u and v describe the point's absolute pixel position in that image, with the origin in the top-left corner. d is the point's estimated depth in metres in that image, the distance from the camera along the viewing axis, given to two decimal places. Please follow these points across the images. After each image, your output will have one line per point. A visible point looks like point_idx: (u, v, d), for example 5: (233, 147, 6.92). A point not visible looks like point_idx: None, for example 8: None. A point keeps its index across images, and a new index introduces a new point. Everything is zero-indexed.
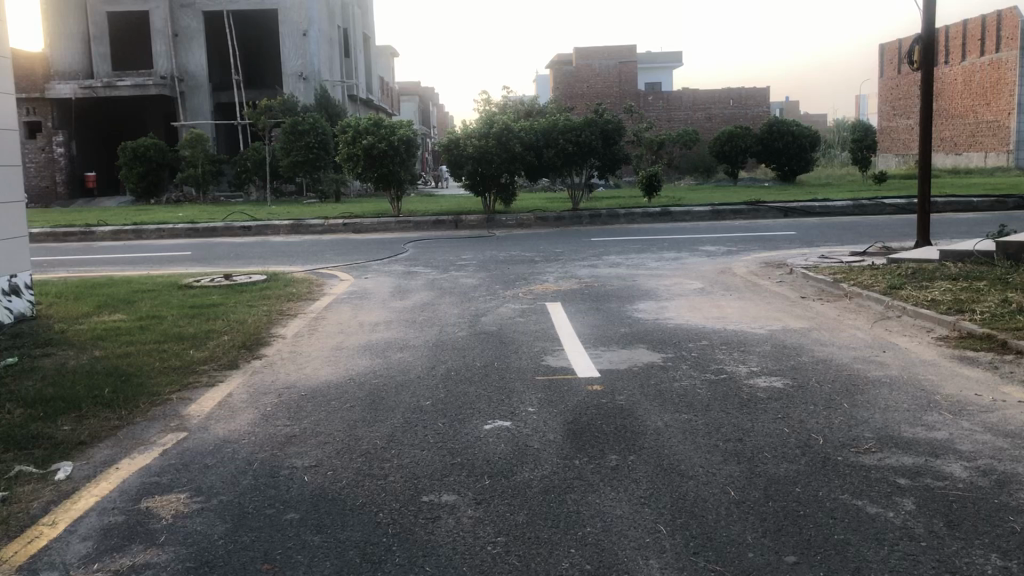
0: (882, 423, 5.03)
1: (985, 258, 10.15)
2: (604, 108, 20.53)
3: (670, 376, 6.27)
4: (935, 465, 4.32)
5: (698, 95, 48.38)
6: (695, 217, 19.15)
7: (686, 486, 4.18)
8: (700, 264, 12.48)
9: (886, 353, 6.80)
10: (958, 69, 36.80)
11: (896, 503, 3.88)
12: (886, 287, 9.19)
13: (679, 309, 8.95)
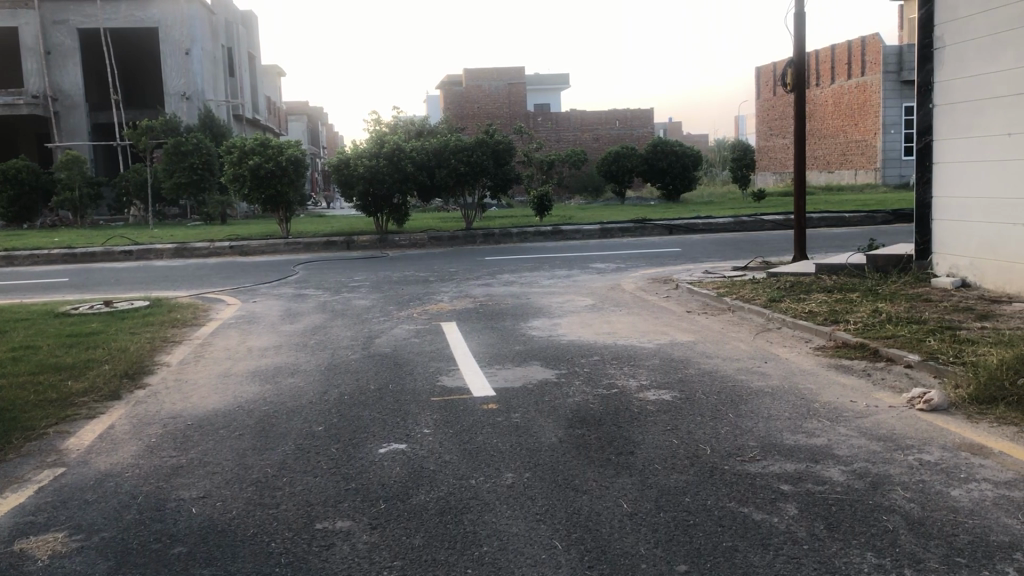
0: (765, 431, 5.22)
1: (856, 271, 10.70)
2: (493, 128, 20.74)
3: (564, 393, 6.34)
4: (815, 471, 4.51)
5: (585, 115, 49.25)
6: (585, 235, 19.49)
7: (581, 500, 4.24)
8: (591, 281, 12.70)
9: (768, 363, 7.06)
10: (828, 91, 38.58)
11: (780, 509, 4.03)
12: (766, 300, 9.56)
13: (571, 326, 9.07)
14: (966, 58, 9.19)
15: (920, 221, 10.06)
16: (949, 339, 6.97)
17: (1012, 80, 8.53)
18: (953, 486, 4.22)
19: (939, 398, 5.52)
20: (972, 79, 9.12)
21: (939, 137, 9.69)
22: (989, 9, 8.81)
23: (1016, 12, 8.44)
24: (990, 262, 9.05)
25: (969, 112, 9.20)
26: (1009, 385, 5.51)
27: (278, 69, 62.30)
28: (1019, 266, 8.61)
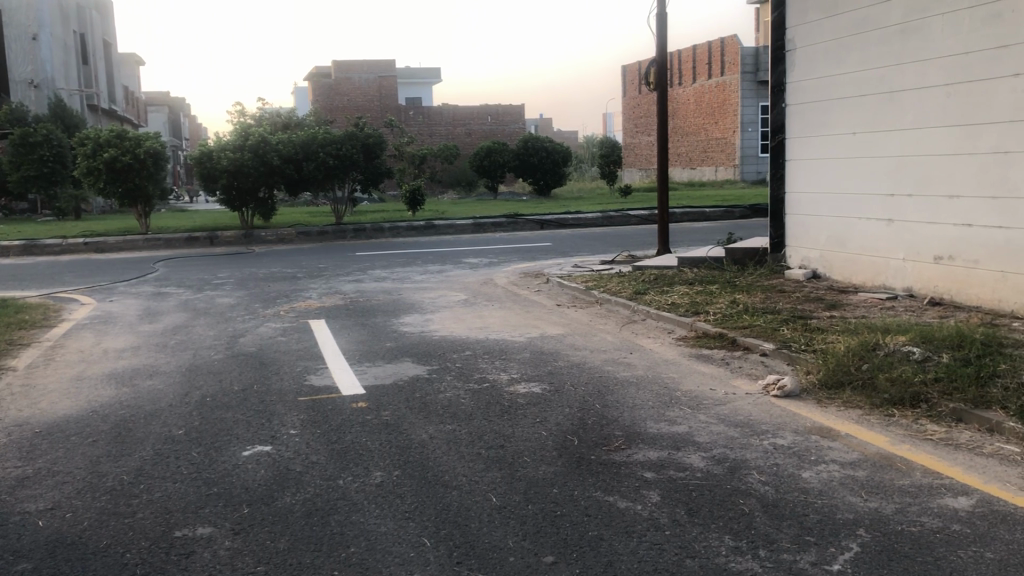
0: (630, 420, 5.35)
1: (716, 264, 11.14)
2: (363, 121, 20.48)
3: (434, 389, 6.32)
4: (677, 458, 4.65)
5: (457, 111, 49.08)
6: (458, 230, 19.48)
7: (450, 496, 4.23)
8: (463, 276, 12.70)
9: (633, 354, 7.24)
10: (690, 90, 39.85)
11: (643, 496, 4.14)
12: (632, 293, 9.80)
13: (443, 322, 9.04)
14: (815, 60, 9.66)
15: (774, 215, 10.52)
16: (801, 328, 7.33)
17: (857, 82, 9.03)
18: (804, 468, 4.44)
19: (791, 384, 5.79)
20: (821, 81, 9.59)
21: (791, 135, 10.15)
22: (836, 14, 9.29)
23: (861, 17, 8.93)
24: (838, 255, 9.57)
25: (818, 112, 9.68)
26: (854, 371, 5.84)
27: (134, 58, 59.55)
28: (865, 258, 9.14)
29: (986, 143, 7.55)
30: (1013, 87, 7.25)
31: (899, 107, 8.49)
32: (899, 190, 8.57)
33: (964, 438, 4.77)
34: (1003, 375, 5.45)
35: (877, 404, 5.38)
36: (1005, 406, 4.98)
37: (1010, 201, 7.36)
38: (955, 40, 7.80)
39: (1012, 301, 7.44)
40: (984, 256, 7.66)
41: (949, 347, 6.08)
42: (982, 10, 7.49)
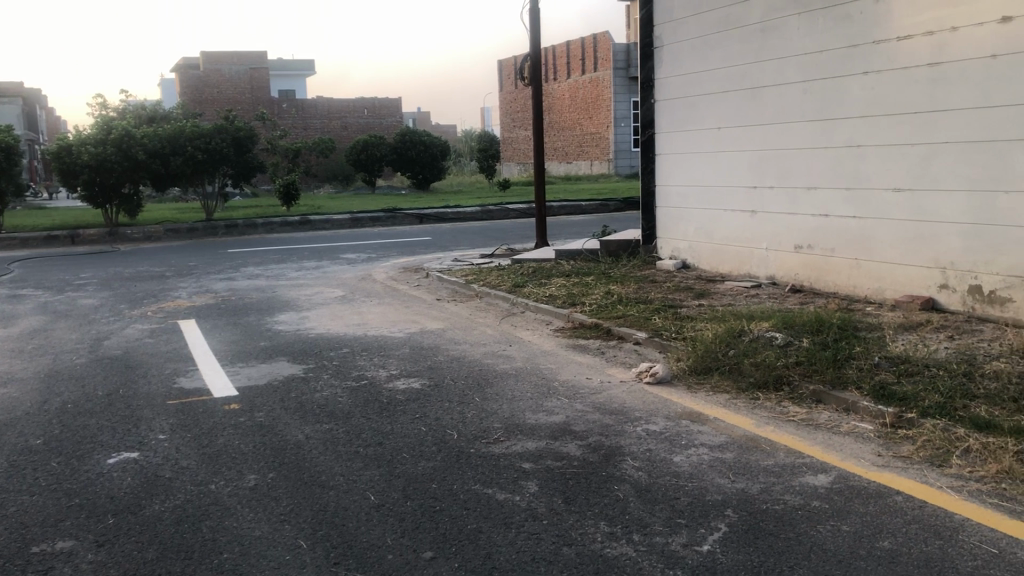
0: (508, 412, 5.40)
1: (591, 256, 11.35)
2: (233, 114, 19.89)
3: (311, 388, 6.20)
4: (554, 447, 4.72)
5: (331, 104, 48.06)
6: (334, 225, 19.17)
7: (327, 497, 4.17)
8: (340, 272, 12.51)
9: (512, 346, 7.30)
10: (564, 85, 40.41)
11: (521, 487, 4.18)
12: (511, 286, 9.87)
13: (320, 319, 8.89)
14: (682, 57, 9.95)
15: (645, 207, 10.80)
16: (672, 317, 7.56)
17: (721, 78, 9.35)
18: (675, 452, 4.58)
19: (663, 371, 5.96)
20: (687, 77, 9.89)
21: (661, 129, 10.43)
22: (700, 12, 9.58)
23: (723, 15, 9.24)
24: (706, 245, 9.89)
25: (686, 107, 9.97)
26: (721, 356, 6.06)
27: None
28: (731, 248, 9.49)
29: (841, 138, 7.95)
30: (864, 84, 7.66)
31: (761, 103, 8.84)
32: (762, 182, 8.93)
33: (822, 418, 5.02)
34: (858, 357, 5.77)
35: (743, 388, 5.60)
36: (860, 386, 5.27)
37: (863, 192, 7.78)
38: (811, 39, 8.17)
39: (866, 286, 7.88)
40: (841, 245, 8.07)
41: (809, 331, 6.40)
42: (834, 11, 7.88)
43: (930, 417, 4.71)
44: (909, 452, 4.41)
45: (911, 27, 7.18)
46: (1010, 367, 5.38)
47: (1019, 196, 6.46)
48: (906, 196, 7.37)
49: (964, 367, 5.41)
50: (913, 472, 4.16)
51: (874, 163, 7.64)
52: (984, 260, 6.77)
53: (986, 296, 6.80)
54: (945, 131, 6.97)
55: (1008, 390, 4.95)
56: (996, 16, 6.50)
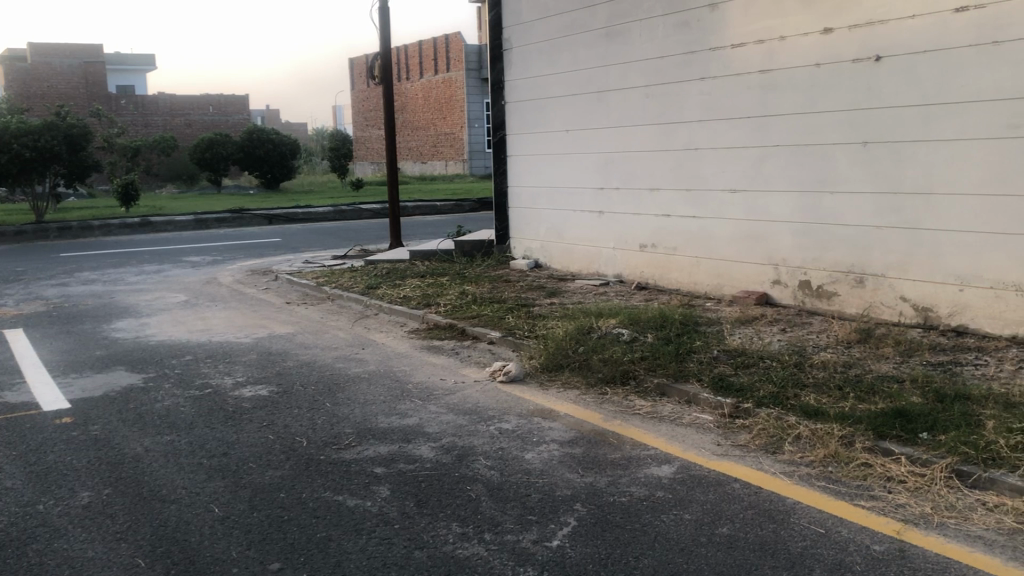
0: (360, 417, 5.32)
1: (446, 256, 11.34)
2: (64, 109, 18.41)
3: (151, 398, 5.91)
4: (406, 451, 4.69)
5: (174, 100, 46.07)
6: (178, 226, 18.38)
7: (168, 511, 3.99)
8: (184, 276, 12.01)
9: (365, 349, 7.20)
10: (417, 85, 40.28)
11: (373, 492, 4.13)
12: (364, 288, 9.74)
13: (162, 325, 8.50)
14: (530, 60, 10.09)
15: (498, 208, 10.90)
16: (525, 316, 7.64)
17: (568, 81, 9.54)
18: (527, 449, 4.64)
19: (516, 369, 6.02)
20: (536, 79, 10.04)
21: (511, 131, 10.55)
22: (547, 15, 9.74)
23: (569, 20, 9.43)
24: (557, 245, 10.08)
25: (535, 109, 10.11)
26: (572, 353, 6.18)
27: None
28: (580, 248, 9.70)
29: (681, 141, 8.26)
30: (702, 89, 7.99)
31: (606, 106, 9.08)
32: (608, 183, 9.17)
33: (666, 410, 5.20)
34: (699, 351, 6.02)
35: (592, 384, 5.73)
36: (700, 378, 5.49)
37: (701, 193, 8.12)
38: (652, 45, 8.45)
39: (706, 283, 8.22)
40: (682, 243, 8.39)
41: (654, 327, 6.62)
42: (672, 18, 8.18)
43: (765, 406, 4.96)
44: (746, 440, 4.63)
45: (743, 36, 7.54)
46: (835, 357, 5.74)
47: (842, 196, 6.91)
48: (741, 197, 7.73)
49: (794, 358, 5.74)
50: (750, 459, 4.37)
51: (712, 164, 7.98)
52: (813, 256, 7.19)
53: (813, 291, 7.23)
54: (776, 135, 7.36)
55: (833, 378, 5.28)
56: (818, 27, 6.92)
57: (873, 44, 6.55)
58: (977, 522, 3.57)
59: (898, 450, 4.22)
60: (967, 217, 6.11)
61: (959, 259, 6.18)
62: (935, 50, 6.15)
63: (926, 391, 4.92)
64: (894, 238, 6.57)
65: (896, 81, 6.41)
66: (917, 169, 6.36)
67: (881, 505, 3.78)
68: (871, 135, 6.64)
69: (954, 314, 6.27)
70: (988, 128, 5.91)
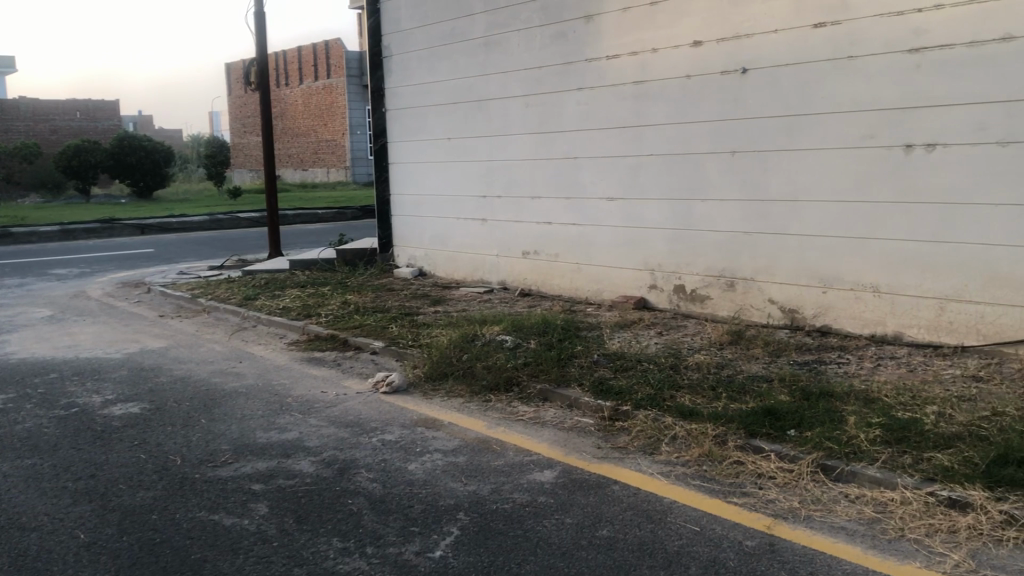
0: (237, 433, 5.17)
1: (327, 266, 11.16)
2: None
3: (11, 420, 5.59)
4: (286, 466, 4.59)
5: (36, 104, 43.83)
6: (41, 238, 17.46)
7: (29, 540, 3.78)
8: (48, 289, 11.41)
9: (243, 362, 7.01)
10: (297, 91, 39.55)
11: (251, 510, 4.02)
12: (241, 299, 9.48)
13: (23, 342, 8.05)
14: (410, 68, 10.05)
15: (380, 215, 10.80)
16: (408, 325, 7.59)
17: (449, 89, 9.55)
18: (409, 460, 4.61)
19: (399, 379, 5.98)
20: (416, 87, 10.01)
21: (392, 138, 10.49)
22: (426, 23, 9.73)
23: (448, 29, 9.45)
24: (440, 253, 10.07)
25: (416, 116, 10.08)
26: (455, 362, 6.18)
27: None
28: (463, 255, 9.72)
29: (561, 150, 8.38)
30: (579, 99, 8.13)
31: (486, 115, 9.13)
32: (490, 191, 9.22)
33: (549, 415, 5.26)
34: (580, 356, 6.12)
35: (476, 391, 5.74)
36: (581, 382, 5.58)
37: (581, 200, 8.26)
38: (530, 55, 8.55)
39: (587, 288, 8.36)
40: (563, 250, 8.51)
41: (536, 333, 6.69)
42: (550, 29, 8.31)
43: (643, 408, 5.07)
44: (625, 442, 4.73)
45: (618, 47, 7.72)
46: (709, 358, 5.94)
47: (713, 204, 7.15)
48: (619, 204, 7.90)
49: (670, 361, 5.90)
50: (629, 461, 4.47)
51: (590, 172, 8.13)
52: (686, 262, 7.41)
53: (688, 294, 7.45)
54: (651, 144, 7.56)
55: (707, 379, 5.46)
56: (688, 40, 7.16)
57: (740, 58, 6.81)
58: (841, 514, 3.75)
59: (768, 447, 4.39)
60: (828, 223, 6.43)
61: (822, 263, 6.49)
62: (796, 64, 6.45)
63: (793, 389, 5.14)
64: (762, 243, 6.85)
65: (761, 93, 6.69)
66: (782, 178, 6.64)
67: (753, 501, 3.92)
68: (738, 144, 6.90)
69: (818, 315, 6.58)
70: (846, 138, 6.23)
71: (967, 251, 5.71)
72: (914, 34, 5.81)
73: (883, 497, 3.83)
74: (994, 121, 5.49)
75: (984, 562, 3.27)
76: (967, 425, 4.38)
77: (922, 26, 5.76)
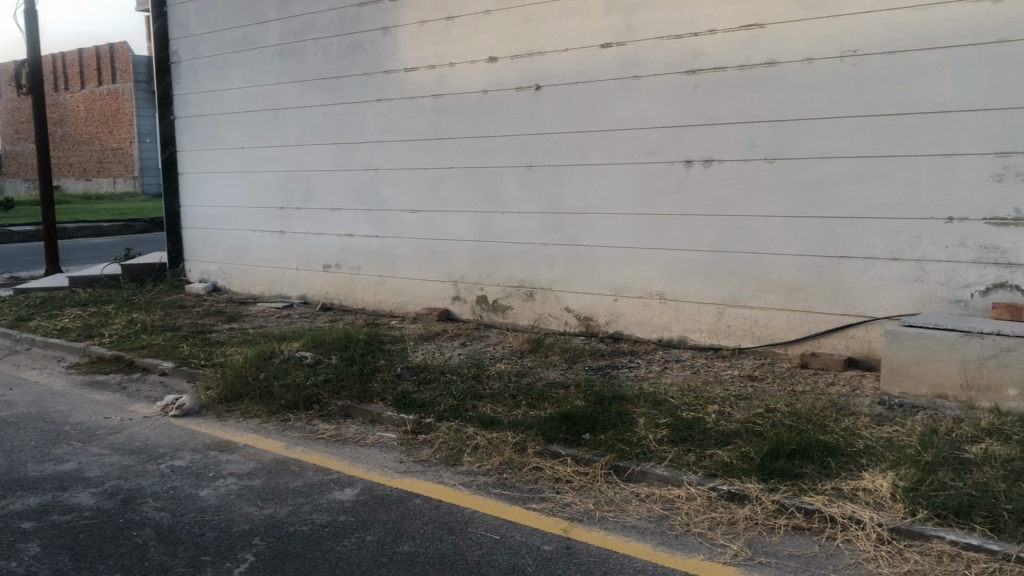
0: (5, 467, 4.73)
1: (112, 282, 10.45)
2: None
3: None
4: (62, 500, 4.24)
5: None
6: None
7: None
8: None
9: (13, 390, 6.43)
10: (77, 96, 36.98)
11: (20, 551, 3.69)
12: (13, 321, 8.71)
13: None
14: (200, 74, 9.64)
15: (170, 229, 10.27)
16: (201, 343, 7.25)
17: (242, 98, 9.24)
18: (201, 486, 4.39)
19: (190, 401, 5.68)
20: (207, 95, 9.61)
21: (183, 148, 10.02)
22: (217, 29, 9.37)
23: (241, 35, 9.14)
24: (236, 267, 9.69)
25: (208, 125, 9.68)
26: (252, 381, 5.95)
27: None
28: (260, 269, 9.41)
29: (360, 161, 8.30)
30: (378, 111, 8.09)
31: (283, 124, 8.90)
32: (288, 203, 8.99)
33: (350, 432, 5.18)
34: (382, 369, 6.07)
35: (274, 411, 5.56)
36: (383, 397, 5.52)
37: (383, 212, 8.20)
38: (327, 65, 8.42)
39: (389, 301, 8.30)
40: (365, 263, 8.42)
41: (337, 348, 6.57)
42: (347, 39, 8.21)
43: (446, 419, 5.09)
44: (427, 455, 4.73)
45: (416, 60, 7.74)
46: (509, 367, 6.05)
47: (511, 216, 7.31)
48: (420, 216, 7.92)
49: (472, 371, 5.96)
50: (431, 474, 4.47)
51: (391, 185, 8.10)
52: (487, 273, 7.53)
53: (490, 305, 7.55)
54: (450, 157, 7.63)
55: (508, 388, 5.55)
56: (484, 55, 7.28)
57: (533, 74, 7.01)
58: (633, 513, 3.92)
59: (564, 452, 4.51)
60: (618, 234, 6.72)
61: (614, 272, 6.77)
62: (586, 82, 6.72)
63: (589, 394, 5.33)
64: (558, 253, 7.06)
65: (554, 109, 6.92)
66: (576, 191, 6.88)
67: (550, 506, 4.02)
68: (534, 158, 7.08)
69: (610, 322, 6.85)
70: (633, 153, 6.54)
71: (742, 259, 6.14)
72: (691, 57, 6.19)
73: (670, 494, 4.03)
74: (762, 139, 5.95)
75: (759, 550, 3.51)
76: (744, 422, 4.70)
77: (698, 49, 6.15)
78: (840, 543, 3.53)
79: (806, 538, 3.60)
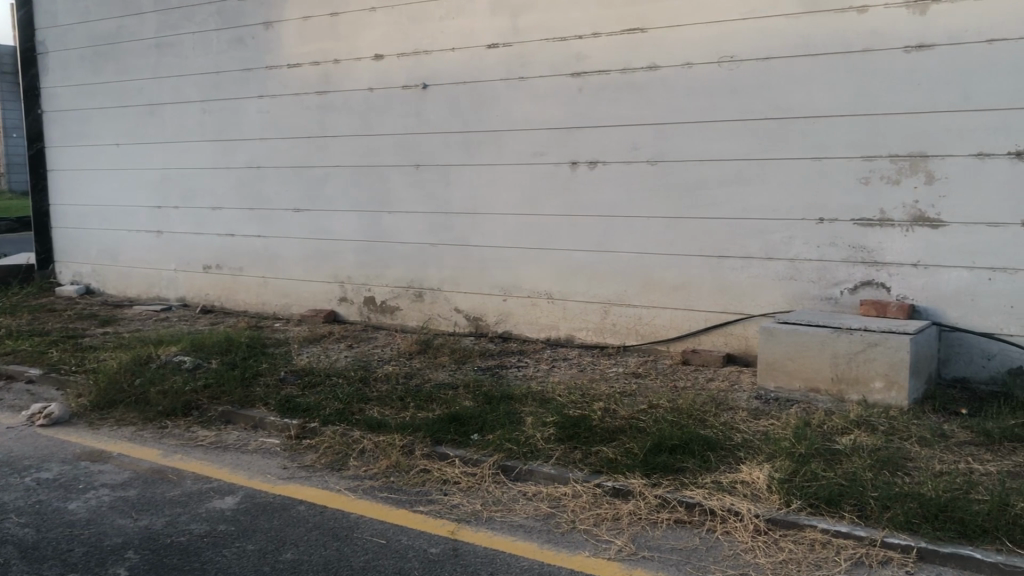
0: None
1: None
2: None
3: None
4: None
5: None
6: None
7: None
8: None
9: None
10: None
11: None
12: None
13: None
14: (70, 67, 9.20)
15: (38, 229, 9.75)
16: (71, 348, 6.91)
17: (116, 92, 8.86)
18: (70, 499, 4.18)
19: (59, 410, 5.40)
20: (78, 88, 9.18)
21: (52, 143, 9.54)
22: (88, 20, 8.96)
23: (114, 27, 8.76)
24: (110, 269, 9.28)
25: (79, 120, 9.24)
26: (127, 387, 5.70)
27: None
28: (137, 270, 9.04)
29: (242, 159, 8.07)
30: (260, 108, 7.89)
31: (160, 120, 8.58)
32: (166, 201, 8.66)
33: (231, 438, 5.02)
34: (265, 374, 5.91)
35: (151, 418, 5.34)
36: (266, 402, 5.38)
37: (266, 212, 8.00)
38: (207, 60, 8.16)
39: (273, 302, 8.10)
40: (248, 263, 8.19)
41: (218, 352, 6.37)
42: (227, 34, 7.98)
43: (331, 423, 4.99)
44: (312, 460, 4.63)
45: (300, 56, 7.58)
46: (397, 369, 5.99)
47: (399, 215, 7.24)
48: (305, 215, 7.76)
49: (359, 373, 5.87)
50: (315, 479, 4.37)
51: (275, 184, 7.91)
52: (374, 274, 7.43)
53: (378, 306, 7.46)
54: (335, 156, 7.50)
55: (396, 390, 5.49)
56: (370, 53, 7.19)
57: (420, 73, 6.96)
58: (519, 512, 3.93)
59: (451, 453, 4.49)
60: (506, 234, 6.74)
61: (502, 272, 6.79)
62: (473, 82, 6.72)
63: (477, 394, 5.33)
64: (447, 253, 7.03)
65: (441, 109, 6.89)
66: (463, 191, 6.87)
67: (437, 508, 3.99)
68: (422, 157, 7.04)
69: (499, 322, 6.87)
70: (520, 154, 6.58)
71: (627, 259, 6.25)
72: (576, 59, 6.26)
73: (557, 492, 4.06)
74: (645, 141, 6.07)
75: (642, 544, 3.57)
76: (628, 418, 4.78)
77: (583, 51, 6.23)
78: (719, 536, 3.63)
79: (687, 531, 3.68)
